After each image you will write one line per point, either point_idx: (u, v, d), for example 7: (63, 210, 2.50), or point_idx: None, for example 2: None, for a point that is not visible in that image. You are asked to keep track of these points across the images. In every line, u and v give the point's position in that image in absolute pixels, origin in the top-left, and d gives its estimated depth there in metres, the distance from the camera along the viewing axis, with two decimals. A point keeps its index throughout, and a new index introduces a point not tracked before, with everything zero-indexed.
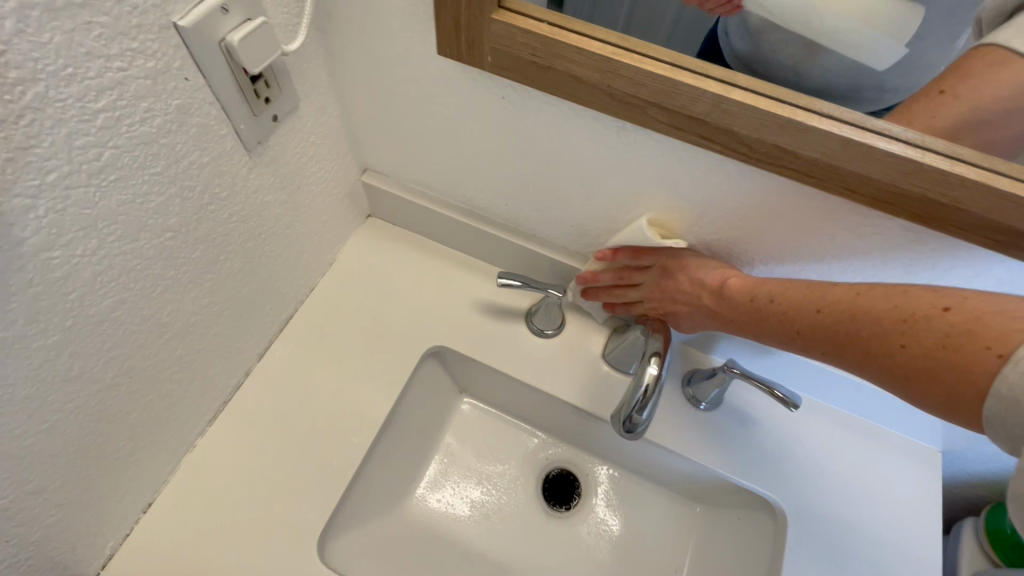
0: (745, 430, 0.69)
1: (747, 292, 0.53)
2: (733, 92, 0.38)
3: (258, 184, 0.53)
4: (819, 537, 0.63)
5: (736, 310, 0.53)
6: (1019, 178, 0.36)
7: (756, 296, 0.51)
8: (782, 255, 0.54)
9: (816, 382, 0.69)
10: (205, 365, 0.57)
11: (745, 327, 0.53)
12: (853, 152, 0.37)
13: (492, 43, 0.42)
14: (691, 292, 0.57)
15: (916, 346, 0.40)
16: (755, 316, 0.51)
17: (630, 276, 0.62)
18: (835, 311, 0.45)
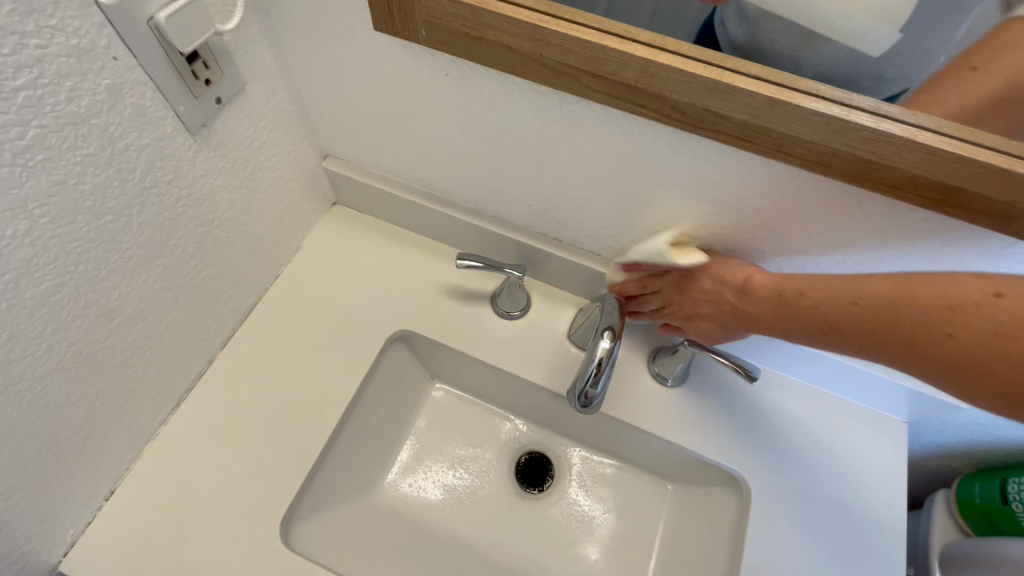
0: (769, 426, 0.68)
1: (773, 288, 0.51)
2: (660, 55, 0.38)
3: (207, 168, 0.53)
4: (855, 531, 0.63)
5: (762, 308, 0.52)
6: (945, 132, 0.35)
7: (785, 294, 0.50)
8: (775, 240, 0.54)
9: (839, 376, 0.69)
10: (162, 353, 0.57)
11: (770, 323, 0.52)
12: (781, 113, 0.37)
13: (423, 15, 0.42)
14: (714, 291, 0.56)
15: (968, 336, 0.40)
16: (785, 313, 0.50)
17: (652, 283, 0.62)
18: (873, 304, 0.45)
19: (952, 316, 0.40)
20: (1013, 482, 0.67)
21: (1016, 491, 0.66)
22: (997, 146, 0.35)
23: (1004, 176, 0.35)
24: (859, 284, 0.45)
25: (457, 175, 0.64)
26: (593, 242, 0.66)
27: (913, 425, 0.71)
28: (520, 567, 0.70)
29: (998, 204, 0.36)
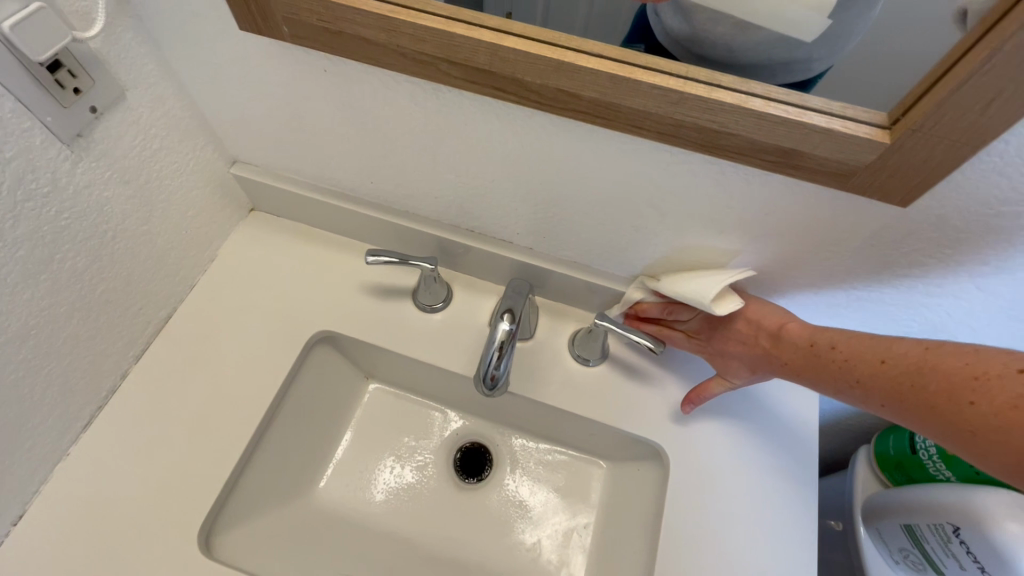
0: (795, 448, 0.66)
1: (812, 338, 0.54)
2: (506, 39, 0.39)
3: (91, 179, 0.52)
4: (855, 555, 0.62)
5: (797, 355, 0.54)
6: (773, 98, 0.37)
7: (825, 344, 0.53)
8: (805, 285, 0.56)
9: None
10: (64, 370, 0.57)
11: (800, 372, 0.54)
12: (622, 89, 0.38)
13: (281, 13, 0.43)
14: (750, 334, 0.58)
15: (985, 406, 0.40)
16: (819, 362, 0.53)
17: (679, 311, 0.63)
18: (899, 362, 0.47)
19: (973, 384, 0.41)
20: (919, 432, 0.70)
21: (922, 440, 0.69)
22: (822, 108, 0.37)
23: (828, 136, 0.36)
24: (889, 343, 0.48)
25: (362, 173, 0.65)
26: (502, 230, 0.67)
27: None
28: (457, 557, 0.70)
29: (831, 162, 0.38)
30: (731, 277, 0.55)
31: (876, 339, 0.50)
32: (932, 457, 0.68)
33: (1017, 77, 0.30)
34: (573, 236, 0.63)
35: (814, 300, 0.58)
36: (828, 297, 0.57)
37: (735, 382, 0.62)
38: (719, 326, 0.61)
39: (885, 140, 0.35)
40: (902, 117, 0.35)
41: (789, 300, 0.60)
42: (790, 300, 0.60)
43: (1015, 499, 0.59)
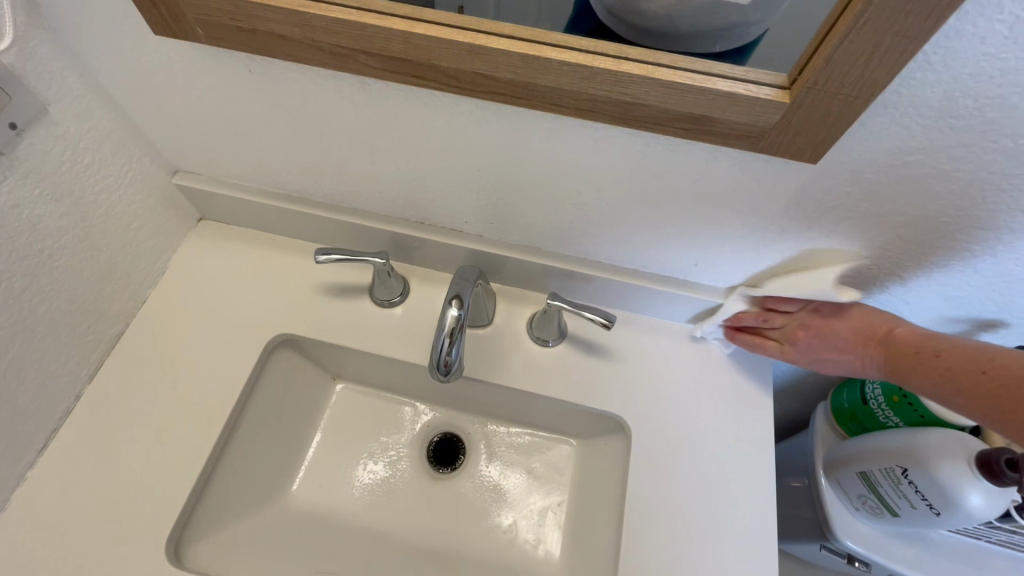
0: (750, 411, 0.68)
1: (919, 345, 0.52)
2: (417, 26, 0.39)
3: (18, 197, 0.51)
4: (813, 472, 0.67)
5: (901, 361, 0.53)
6: (679, 67, 0.38)
7: (931, 351, 0.51)
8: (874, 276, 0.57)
9: None
10: (11, 395, 0.56)
11: (900, 377, 0.53)
12: (534, 68, 0.39)
13: (192, 14, 0.42)
14: (850, 340, 0.57)
15: None
16: (921, 368, 0.51)
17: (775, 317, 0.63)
18: (1008, 375, 0.45)
19: None
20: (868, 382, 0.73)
21: (870, 390, 0.72)
22: (725, 73, 0.38)
23: (733, 100, 0.38)
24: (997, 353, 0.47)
25: (305, 172, 0.64)
26: (450, 219, 0.67)
27: None
28: (435, 545, 0.71)
29: (739, 125, 0.39)
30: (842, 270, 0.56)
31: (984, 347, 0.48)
32: (880, 406, 0.70)
33: (890, 31, 0.32)
34: (519, 219, 0.64)
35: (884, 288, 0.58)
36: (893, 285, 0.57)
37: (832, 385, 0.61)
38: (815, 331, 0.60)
39: (785, 100, 0.37)
40: (798, 76, 0.37)
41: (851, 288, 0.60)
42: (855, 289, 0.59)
43: (955, 437, 0.62)
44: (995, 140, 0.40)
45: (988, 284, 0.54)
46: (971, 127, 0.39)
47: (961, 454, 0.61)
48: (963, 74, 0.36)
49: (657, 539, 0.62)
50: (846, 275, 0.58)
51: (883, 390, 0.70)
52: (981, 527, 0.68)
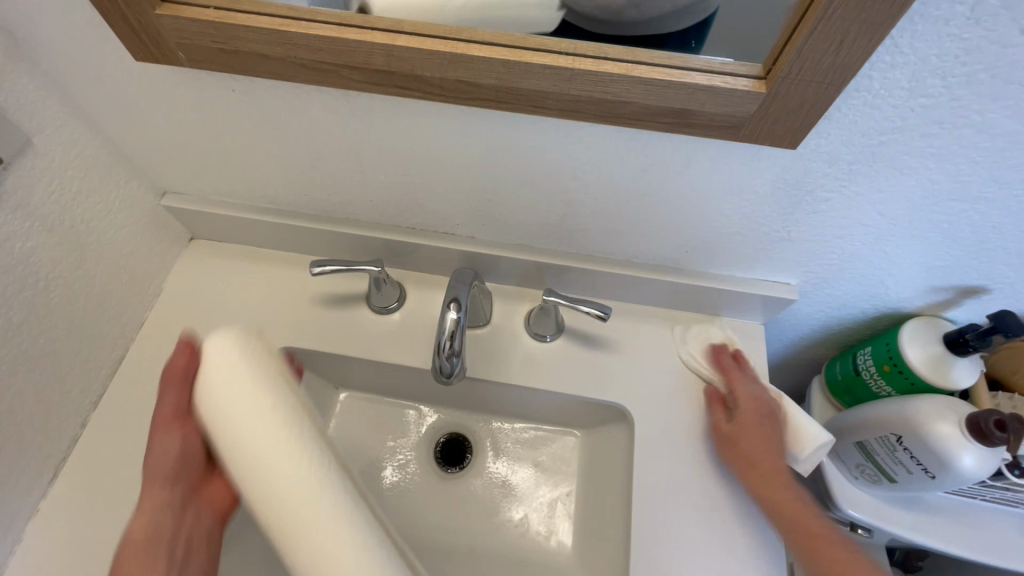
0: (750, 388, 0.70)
1: (786, 486, 0.58)
2: (399, 38, 0.40)
3: (10, 231, 0.51)
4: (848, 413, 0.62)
5: (769, 486, 0.58)
6: (657, 63, 0.39)
7: (780, 479, 0.59)
8: (874, 247, 0.57)
9: (830, 313, 0.71)
10: (18, 427, 0.56)
11: (757, 473, 0.60)
12: (516, 72, 0.40)
13: (173, 40, 0.42)
14: (761, 454, 0.60)
15: (806, 546, 0.53)
16: (771, 490, 0.58)
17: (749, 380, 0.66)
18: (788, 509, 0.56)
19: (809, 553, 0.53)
20: (860, 354, 0.74)
21: (863, 361, 0.73)
22: (702, 67, 0.39)
23: (711, 93, 0.39)
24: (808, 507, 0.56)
25: (295, 186, 0.65)
26: (442, 222, 0.68)
27: (769, 324, 0.76)
28: (449, 544, 0.72)
29: (720, 116, 0.41)
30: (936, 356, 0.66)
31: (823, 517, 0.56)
32: (873, 375, 0.72)
33: (858, 19, 0.33)
34: (510, 219, 0.64)
35: (885, 259, 0.59)
36: (892, 256, 0.58)
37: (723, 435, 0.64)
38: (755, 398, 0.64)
39: (762, 90, 0.38)
40: (774, 65, 0.38)
41: (852, 260, 0.60)
42: (856, 262, 0.60)
43: (946, 403, 0.63)
44: (965, 116, 0.41)
45: (978, 250, 0.55)
46: (940, 105, 0.40)
47: (952, 418, 0.62)
48: (930, 55, 0.37)
49: (663, 519, 0.63)
50: (843, 249, 0.59)
51: (874, 361, 0.71)
52: (974, 487, 0.70)
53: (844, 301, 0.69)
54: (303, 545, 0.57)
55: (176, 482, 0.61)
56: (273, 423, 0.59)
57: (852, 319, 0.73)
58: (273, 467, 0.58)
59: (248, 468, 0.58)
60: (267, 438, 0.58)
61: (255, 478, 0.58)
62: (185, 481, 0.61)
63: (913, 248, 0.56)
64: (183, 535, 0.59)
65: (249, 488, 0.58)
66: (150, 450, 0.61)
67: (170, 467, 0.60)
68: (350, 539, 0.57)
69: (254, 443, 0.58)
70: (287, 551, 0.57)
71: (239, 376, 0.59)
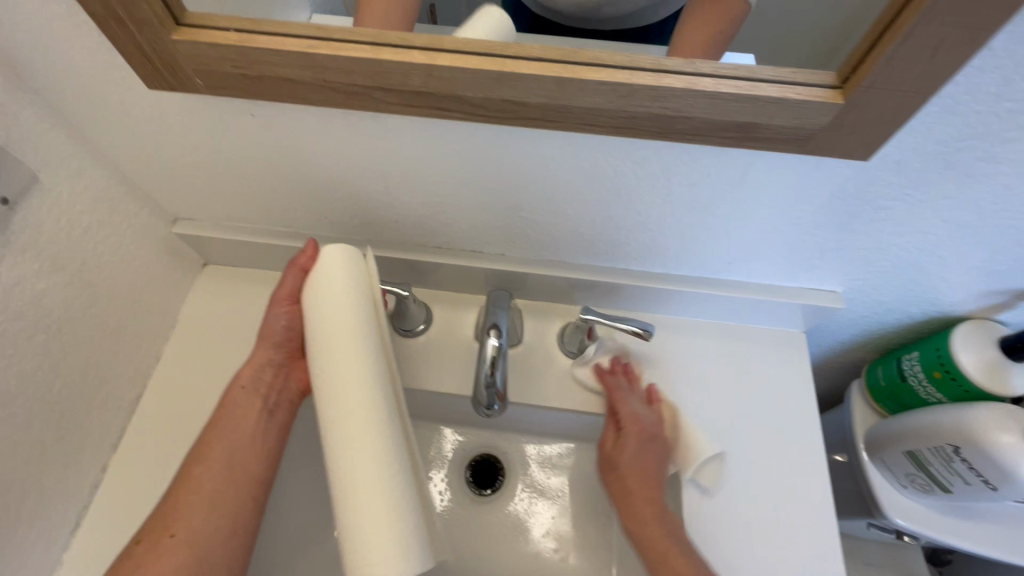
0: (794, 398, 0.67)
1: (659, 519, 0.55)
2: (440, 57, 0.37)
3: (19, 275, 0.48)
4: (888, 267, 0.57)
5: (642, 513, 0.56)
6: (722, 75, 0.36)
7: (652, 506, 0.56)
8: (934, 252, 0.54)
9: (873, 316, 0.69)
10: (36, 479, 0.53)
11: (632, 499, 0.57)
12: (568, 89, 0.37)
13: (190, 66, 0.39)
14: (635, 481, 0.58)
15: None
16: (646, 516, 0.56)
17: (638, 401, 0.64)
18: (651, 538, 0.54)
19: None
20: (906, 359, 0.71)
21: (910, 367, 0.70)
22: (772, 78, 0.36)
23: (784, 105, 0.36)
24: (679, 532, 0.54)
25: (316, 209, 0.62)
26: (469, 241, 0.64)
27: (810, 331, 0.73)
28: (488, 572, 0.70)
29: (788, 130, 0.37)
30: (995, 362, 0.63)
31: (693, 552, 0.52)
32: (921, 382, 0.69)
33: (958, 24, 0.30)
34: (542, 235, 0.61)
35: (943, 263, 0.56)
36: (953, 259, 0.55)
37: (608, 457, 0.62)
38: (641, 421, 0.62)
39: (839, 101, 0.35)
40: (852, 74, 0.34)
41: (907, 266, 0.57)
42: (910, 268, 0.57)
43: (1008, 412, 0.60)
44: None
45: None
46: None
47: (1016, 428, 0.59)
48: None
49: (721, 524, 0.61)
50: (899, 255, 0.55)
51: (923, 366, 0.68)
52: None
53: (891, 305, 0.65)
54: (355, 496, 0.43)
55: (282, 345, 0.57)
56: (356, 350, 0.47)
57: (895, 322, 0.70)
58: (353, 418, 0.45)
59: (332, 415, 0.46)
60: (348, 387, 0.46)
61: (338, 417, 0.45)
62: (288, 349, 0.58)
63: (975, 251, 0.53)
64: (274, 401, 0.56)
65: (328, 419, 0.46)
66: (265, 321, 0.57)
67: (278, 336, 0.57)
68: (392, 539, 0.42)
69: (340, 377, 0.46)
70: (338, 505, 0.44)
71: (351, 284, 0.50)
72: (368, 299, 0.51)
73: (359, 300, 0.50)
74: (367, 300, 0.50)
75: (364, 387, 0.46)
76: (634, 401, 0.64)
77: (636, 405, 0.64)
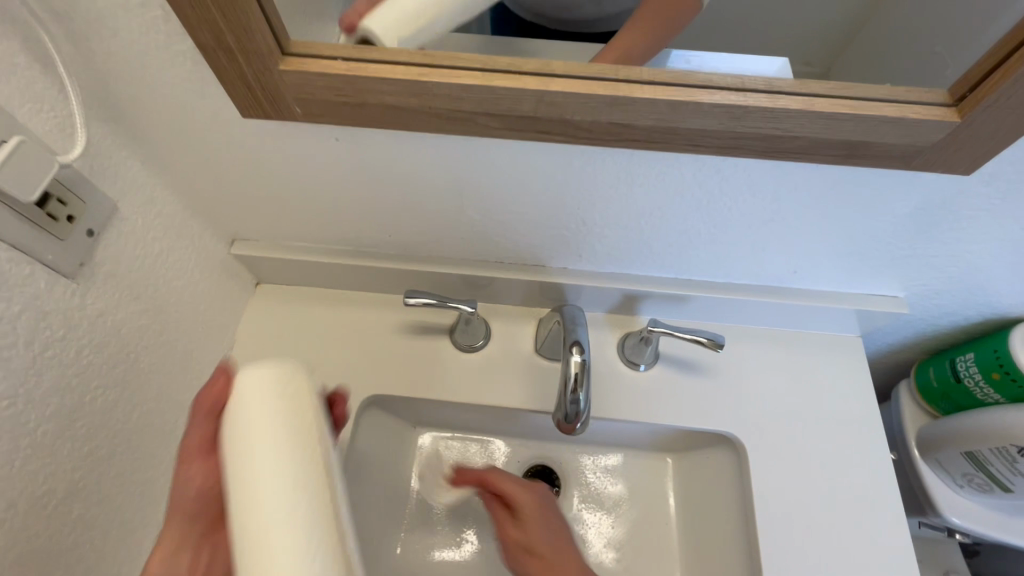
0: (856, 402, 0.67)
1: None
2: (552, 82, 0.36)
3: (101, 305, 0.47)
4: (950, 269, 0.58)
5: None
6: (837, 94, 0.36)
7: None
8: (1004, 256, 0.54)
9: (929, 318, 0.69)
10: (117, 510, 0.52)
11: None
12: (681, 111, 0.36)
13: (292, 95, 0.38)
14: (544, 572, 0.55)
15: None
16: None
17: (501, 477, 0.60)
18: None
19: None
20: (960, 359, 0.72)
21: (965, 368, 0.71)
22: (887, 97, 0.36)
23: (900, 123, 0.36)
24: None
25: (380, 226, 0.61)
26: (532, 255, 0.64)
27: (865, 335, 0.74)
28: None
29: (899, 147, 0.38)
30: None
31: None
32: (978, 383, 0.69)
33: None
34: (608, 248, 0.61)
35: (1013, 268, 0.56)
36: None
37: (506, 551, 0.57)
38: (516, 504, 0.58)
39: (956, 119, 0.35)
40: (971, 93, 0.35)
41: (973, 271, 0.57)
42: (977, 272, 0.57)
43: None
44: None
45: None
46: None
47: None
48: None
49: None
50: (968, 261, 0.56)
51: (980, 367, 0.69)
52: None
53: (952, 308, 0.66)
54: None
55: (194, 516, 0.43)
56: (276, 479, 0.33)
57: (951, 323, 0.70)
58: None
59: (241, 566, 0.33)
60: (265, 531, 0.32)
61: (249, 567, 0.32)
62: (203, 518, 0.43)
63: None
64: None
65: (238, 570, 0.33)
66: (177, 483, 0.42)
67: (189, 505, 0.42)
68: None
69: (249, 503, 0.33)
70: None
71: (274, 423, 0.35)
72: (298, 416, 0.35)
73: (268, 449, 0.34)
74: (277, 450, 0.34)
75: (279, 518, 0.33)
76: (500, 479, 0.60)
77: (512, 483, 0.59)
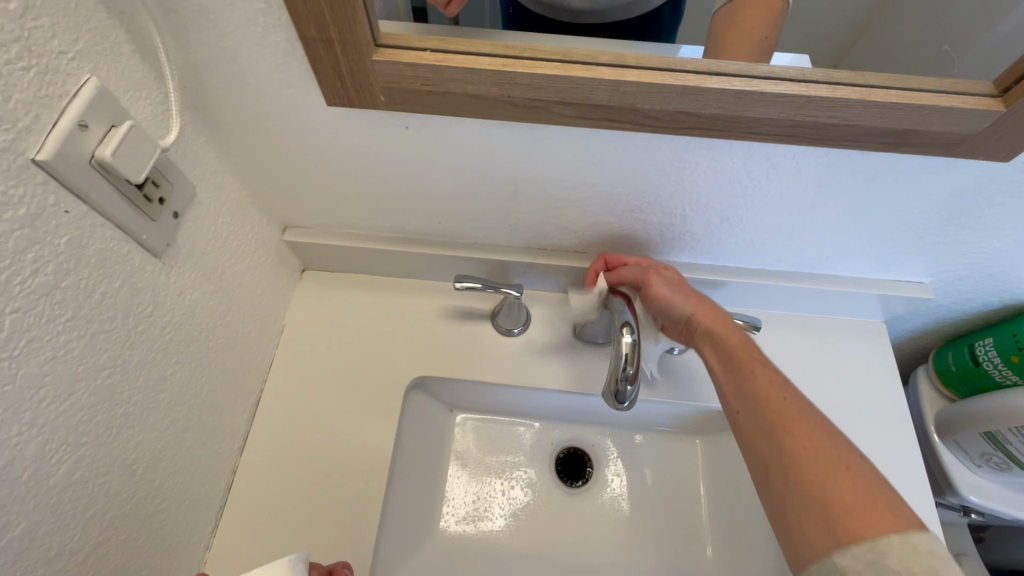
0: (882, 384, 0.71)
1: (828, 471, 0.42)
2: (627, 73, 0.39)
3: (181, 284, 0.50)
4: (977, 254, 0.60)
5: (808, 511, 0.41)
6: (889, 86, 0.39)
7: (895, 520, 0.38)
8: None
9: (951, 304, 0.72)
10: (188, 481, 0.55)
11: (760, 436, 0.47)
12: (746, 101, 0.39)
13: (380, 84, 0.41)
14: (821, 470, 0.42)
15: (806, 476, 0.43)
16: (824, 516, 0.40)
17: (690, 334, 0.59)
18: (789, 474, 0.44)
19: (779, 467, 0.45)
20: (979, 344, 0.75)
21: (983, 352, 0.74)
22: (935, 89, 0.39)
23: (948, 113, 0.39)
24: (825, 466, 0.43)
25: (431, 213, 0.64)
26: (575, 242, 0.67)
27: (888, 321, 0.77)
28: (591, 561, 0.71)
29: (945, 135, 0.41)
30: None
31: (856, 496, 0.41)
32: (996, 366, 0.72)
33: None
34: (650, 236, 0.64)
35: None
36: None
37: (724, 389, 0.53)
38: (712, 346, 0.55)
39: (1000, 109, 0.39)
40: (1015, 85, 0.38)
41: (999, 256, 0.60)
42: (1004, 257, 0.60)
43: None
44: None
45: None
46: None
47: None
48: None
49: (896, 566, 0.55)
50: (996, 247, 0.59)
51: (998, 351, 0.72)
52: None
53: (974, 293, 0.69)
54: None
55: None
56: None
57: (971, 309, 0.73)
58: None
59: None
60: None
61: None
62: None
63: None
64: None
65: None
66: None
67: None
68: None
69: None
70: None
71: None
72: None
73: None
74: None
75: None
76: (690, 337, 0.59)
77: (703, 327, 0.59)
